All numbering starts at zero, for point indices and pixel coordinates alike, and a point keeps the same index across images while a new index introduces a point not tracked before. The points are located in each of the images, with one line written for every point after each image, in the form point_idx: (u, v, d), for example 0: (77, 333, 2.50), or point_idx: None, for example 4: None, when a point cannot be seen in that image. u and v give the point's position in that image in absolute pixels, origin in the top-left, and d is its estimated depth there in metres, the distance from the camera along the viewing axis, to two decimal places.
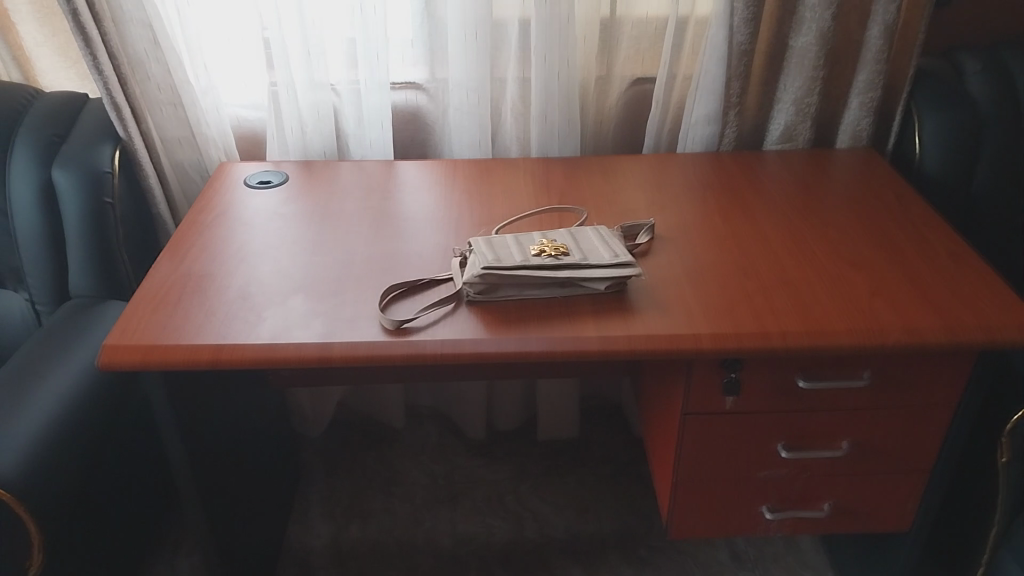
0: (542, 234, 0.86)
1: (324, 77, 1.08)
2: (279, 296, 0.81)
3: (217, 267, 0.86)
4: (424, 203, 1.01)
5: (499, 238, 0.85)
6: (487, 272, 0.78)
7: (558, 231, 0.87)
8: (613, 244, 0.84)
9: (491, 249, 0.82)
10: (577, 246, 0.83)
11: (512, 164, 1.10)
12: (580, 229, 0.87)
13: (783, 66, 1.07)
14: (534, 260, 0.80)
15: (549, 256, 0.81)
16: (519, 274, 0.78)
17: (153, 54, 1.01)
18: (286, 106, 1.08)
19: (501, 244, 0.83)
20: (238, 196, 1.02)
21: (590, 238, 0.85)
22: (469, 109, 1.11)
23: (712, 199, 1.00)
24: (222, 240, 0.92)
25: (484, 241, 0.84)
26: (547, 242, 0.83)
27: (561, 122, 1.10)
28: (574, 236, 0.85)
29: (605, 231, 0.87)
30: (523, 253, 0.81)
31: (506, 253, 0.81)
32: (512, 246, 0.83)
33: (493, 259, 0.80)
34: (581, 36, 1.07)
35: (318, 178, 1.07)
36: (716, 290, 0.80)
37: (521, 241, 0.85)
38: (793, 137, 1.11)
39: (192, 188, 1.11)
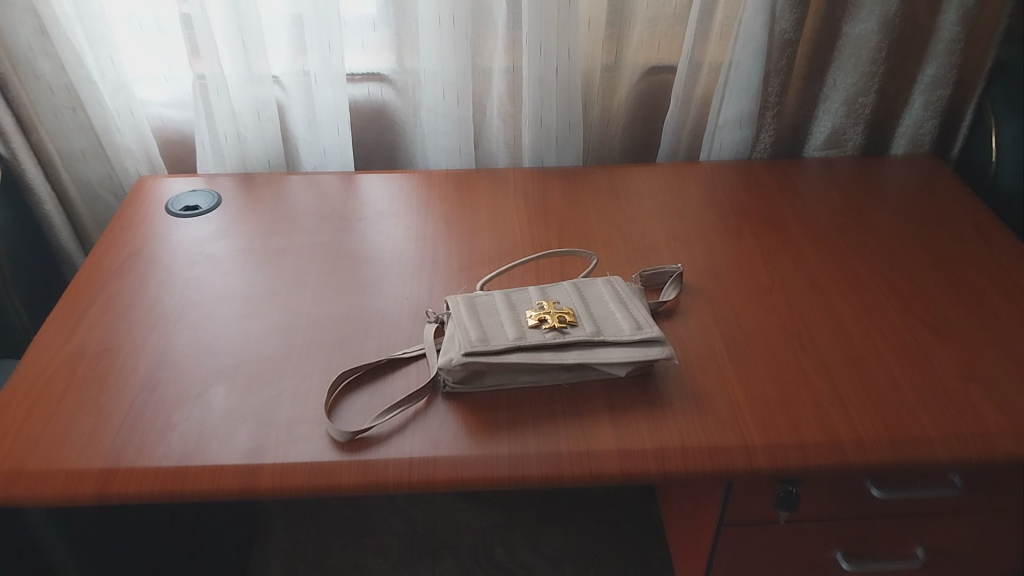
0: (541, 292, 0.67)
1: (265, 67, 0.86)
2: (197, 387, 0.62)
3: (120, 338, 0.67)
4: (395, 233, 0.81)
5: (486, 302, 0.66)
6: (470, 358, 0.59)
7: (562, 288, 0.67)
8: (634, 308, 0.64)
9: (475, 321, 0.63)
10: (587, 312, 0.64)
11: (499, 175, 0.90)
12: (589, 284, 0.68)
13: (833, 56, 0.87)
14: (534, 336, 0.61)
15: (552, 331, 0.61)
16: (512, 359, 0.59)
17: (38, 45, 0.79)
18: (217, 101, 0.86)
19: (488, 312, 0.64)
20: (166, 225, 0.82)
21: (603, 299, 0.66)
22: (445, 110, 0.89)
23: (746, 225, 0.81)
24: (138, 292, 0.72)
25: (466, 306, 0.65)
26: (548, 308, 0.64)
27: (559, 125, 0.89)
28: (583, 297, 0.66)
29: (623, 287, 0.68)
30: (518, 326, 0.62)
31: (495, 327, 0.62)
32: (503, 314, 0.64)
33: (478, 336, 0.60)
34: (585, 18, 0.86)
35: (260, 198, 0.87)
36: (765, 369, 0.62)
37: (514, 305, 0.65)
38: (841, 143, 0.92)
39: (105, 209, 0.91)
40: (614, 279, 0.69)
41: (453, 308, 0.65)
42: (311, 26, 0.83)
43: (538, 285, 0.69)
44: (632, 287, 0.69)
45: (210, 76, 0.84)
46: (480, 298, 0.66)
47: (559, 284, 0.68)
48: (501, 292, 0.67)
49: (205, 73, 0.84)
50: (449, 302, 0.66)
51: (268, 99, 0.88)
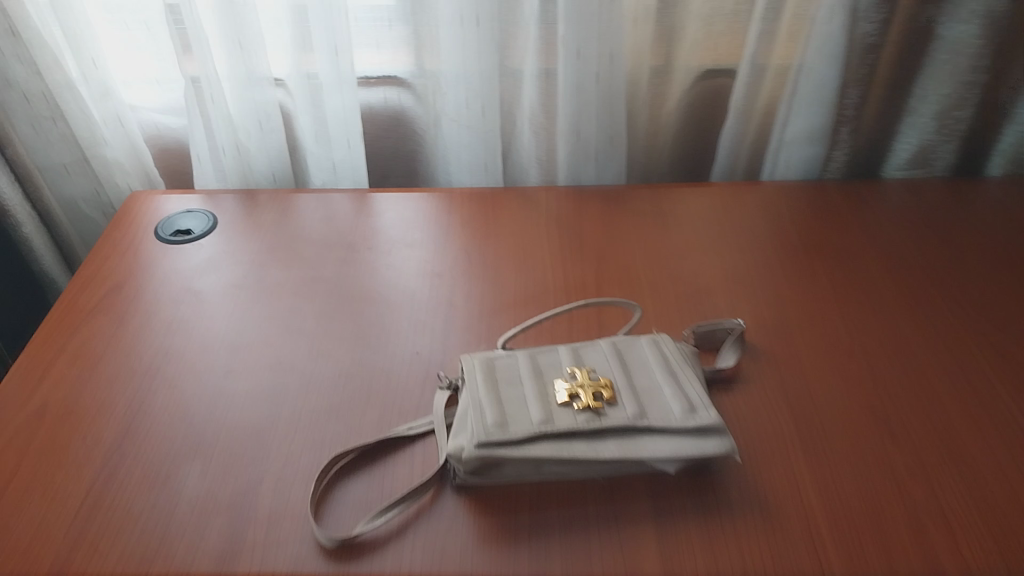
0: (574, 357, 0.57)
1: (265, 69, 0.76)
2: (171, 467, 0.53)
3: (89, 396, 0.58)
4: (412, 265, 0.69)
5: (508, 369, 0.55)
6: (487, 451, 0.49)
7: (598, 351, 0.57)
8: (685, 383, 0.54)
9: (495, 396, 0.52)
10: (629, 387, 0.54)
11: (529, 195, 0.79)
12: (631, 346, 0.57)
13: (924, 62, 0.73)
14: (564, 420, 0.51)
15: (586, 413, 0.51)
16: (537, 451, 0.49)
17: (9, 49, 0.69)
18: (213, 107, 0.76)
19: (510, 383, 0.54)
20: (152, 252, 0.72)
21: (648, 368, 0.55)
22: (468, 120, 0.78)
23: (814, 258, 0.69)
24: (114, 336, 0.63)
25: (484, 373, 0.55)
26: (581, 380, 0.54)
27: (599, 138, 0.78)
28: (623, 365, 0.56)
29: (671, 351, 0.57)
30: (545, 404, 0.52)
31: (518, 405, 0.52)
32: (527, 387, 0.53)
33: (497, 420, 0.50)
34: (630, 16, 0.74)
35: (260, 218, 0.77)
36: (842, 461, 0.52)
37: (541, 374, 0.55)
38: (929, 162, 0.79)
39: (93, 228, 0.82)
40: (661, 340, 0.58)
41: (468, 375, 0.55)
42: (315, 23, 0.72)
43: (570, 345, 0.58)
44: (682, 350, 0.58)
45: (203, 79, 0.74)
46: (501, 362, 0.56)
47: (595, 345, 0.58)
48: (526, 355, 0.57)
49: (198, 75, 0.74)
50: (464, 365, 0.56)
51: (270, 105, 0.78)
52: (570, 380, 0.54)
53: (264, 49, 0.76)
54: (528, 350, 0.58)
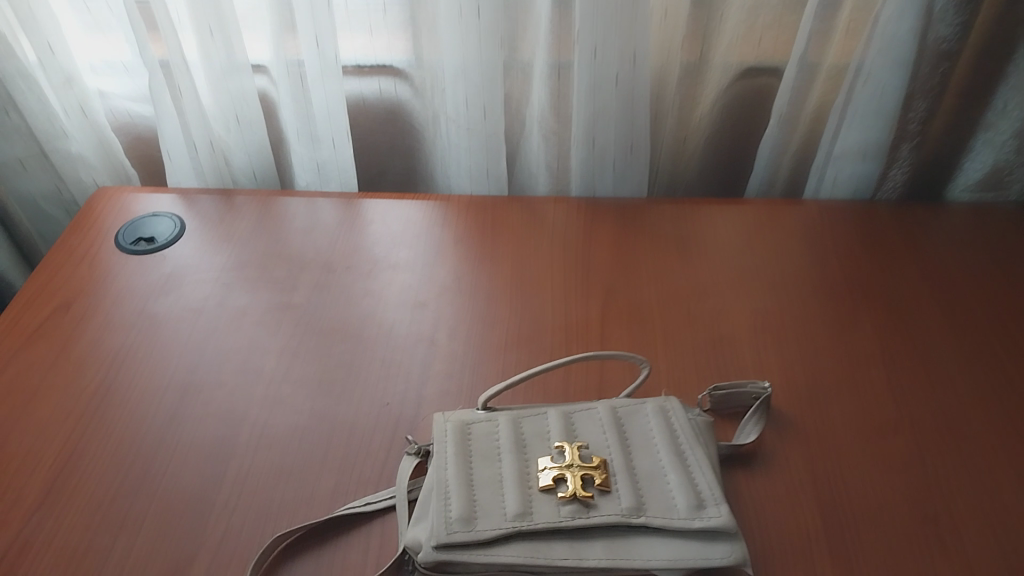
0: (565, 424, 0.48)
1: (243, 55, 0.67)
2: (95, 538, 0.46)
3: (16, 442, 0.51)
4: (394, 292, 0.61)
5: (485, 436, 0.47)
6: (447, 554, 0.41)
7: (594, 419, 0.48)
8: (695, 470, 0.45)
9: (465, 476, 0.44)
10: (626, 471, 0.45)
11: (536, 206, 0.70)
12: (634, 414, 0.49)
13: (1009, 70, 0.61)
14: (543, 514, 0.42)
15: (572, 505, 0.43)
16: (509, 554, 0.41)
17: None
18: (184, 92, 0.67)
19: (485, 457, 0.46)
20: (110, 263, 0.64)
21: (652, 447, 0.47)
22: (468, 121, 0.69)
23: (860, 297, 0.60)
24: (54, 366, 0.56)
25: (456, 442, 0.46)
26: (570, 457, 0.45)
27: (618, 146, 0.68)
28: (622, 440, 0.47)
29: (681, 424, 0.48)
30: (524, 490, 0.44)
31: (490, 489, 0.43)
32: (505, 464, 0.45)
33: (463, 512, 0.42)
34: (660, 6, 0.64)
35: (233, 222, 0.68)
36: (877, 562, 0.44)
37: (524, 446, 0.47)
38: (1003, 185, 0.68)
39: (51, 227, 0.77)
40: (671, 408, 0.49)
41: (438, 443, 0.47)
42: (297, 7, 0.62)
43: (562, 406, 0.50)
44: (696, 421, 0.49)
45: (173, 66, 0.65)
46: (477, 427, 0.48)
47: (591, 408, 0.49)
48: (509, 417, 0.48)
49: (168, 58, 0.65)
50: (435, 428, 0.48)
51: (247, 95, 0.69)
52: (558, 457, 0.46)
53: (240, 31, 0.67)
54: (512, 411, 0.49)
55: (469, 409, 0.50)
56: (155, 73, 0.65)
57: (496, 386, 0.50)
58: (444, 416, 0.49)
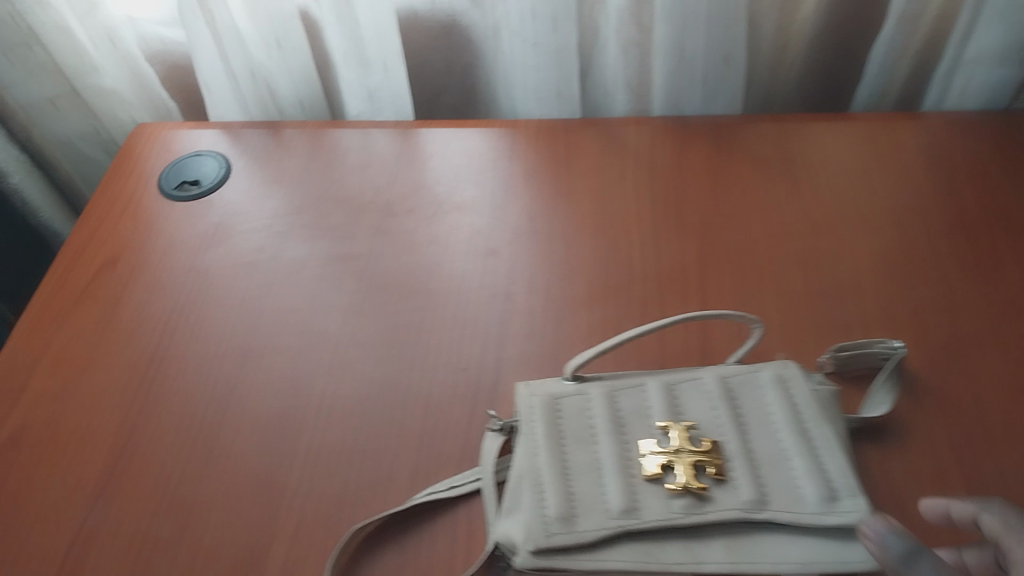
0: (668, 399, 0.42)
1: None
2: (159, 529, 0.42)
3: (70, 420, 0.47)
4: (461, 238, 0.55)
5: (577, 414, 0.42)
6: (546, 558, 0.37)
7: (702, 392, 0.43)
8: (823, 455, 0.40)
9: (559, 465, 0.39)
10: (743, 455, 0.40)
11: (615, 129, 0.62)
12: (748, 386, 0.43)
13: None
14: (652, 510, 0.37)
15: (684, 499, 0.38)
16: (617, 561, 0.36)
17: None
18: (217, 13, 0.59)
19: (579, 440, 0.40)
20: (154, 212, 0.59)
21: (771, 426, 0.41)
22: (535, 36, 0.59)
23: (1002, 227, 0.53)
24: (102, 332, 0.51)
25: (545, 422, 0.41)
26: (676, 439, 0.40)
27: (711, 58, 0.59)
28: (736, 418, 0.42)
29: (804, 397, 0.43)
30: (627, 479, 0.39)
31: (589, 481, 0.39)
32: (603, 448, 0.40)
33: (562, 510, 0.37)
34: None
35: (282, 161, 0.62)
36: None
37: (623, 425, 0.41)
38: None
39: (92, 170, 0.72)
40: (791, 379, 0.43)
41: (525, 423, 0.41)
42: None
43: (664, 375, 0.44)
44: (821, 392, 0.43)
45: None
46: (568, 402, 0.42)
47: (698, 378, 0.43)
48: (603, 390, 0.42)
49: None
50: (520, 405, 0.42)
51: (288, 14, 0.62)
52: (663, 440, 0.40)
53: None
54: (606, 383, 0.43)
55: (556, 380, 0.44)
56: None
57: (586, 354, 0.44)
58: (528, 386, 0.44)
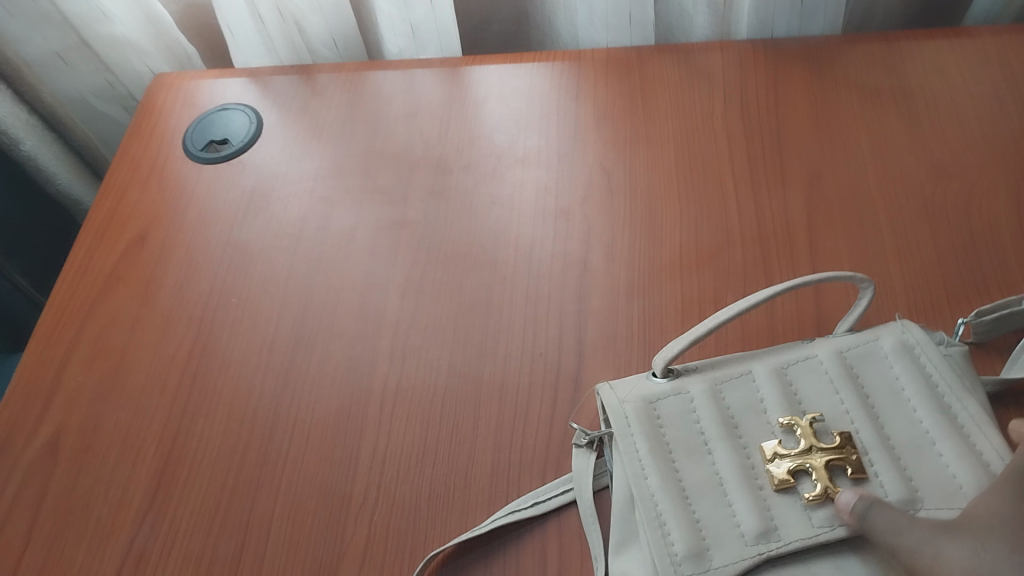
0: (783, 388, 0.36)
1: None
2: (217, 547, 0.38)
3: (109, 424, 0.43)
4: (527, 198, 0.49)
5: (680, 417, 0.35)
6: None
7: (819, 373, 0.36)
8: (972, 432, 0.34)
9: (675, 487, 0.33)
10: (881, 444, 0.34)
11: (695, 59, 0.54)
12: (870, 360, 0.37)
13: None
14: (793, 528, 0.32)
15: (828, 509, 0.32)
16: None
17: None
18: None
19: (689, 450, 0.34)
20: (181, 178, 0.53)
21: (906, 405, 0.35)
22: None
23: None
24: (136, 322, 0.46)
25: (646, 432, 0.35)
26: (805, 437, 0.34)
27: None
28: (865, 401, 0.36)
29: (939, 367, 0.36)
30: (756, 493, 0.33)
31: (712, 501, 0.33)
32: (720, 458, 0.34)
33: (690, 545, 0.32)
34: None
35: (319, 113, 0.55)
36: None
37: (736, 427, 0.35)
38: None
39: (111, 129, 0.66)
40: (919, 347, 0.37)
41: (621, 435, 0.35)
42: None
43: (771, 356, 0.37)
44: (953, 356, 0.37)
45: None
46: (666, 402, 0.36)
47: (811, 358, 0.37)
48: (705, 384, 0.36)
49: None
50: (611, 416, 0.36)
51: None
52: (788, 439, 0.34)
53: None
54: (705, 374, 0.37)
55: (644, 379, 0.38)
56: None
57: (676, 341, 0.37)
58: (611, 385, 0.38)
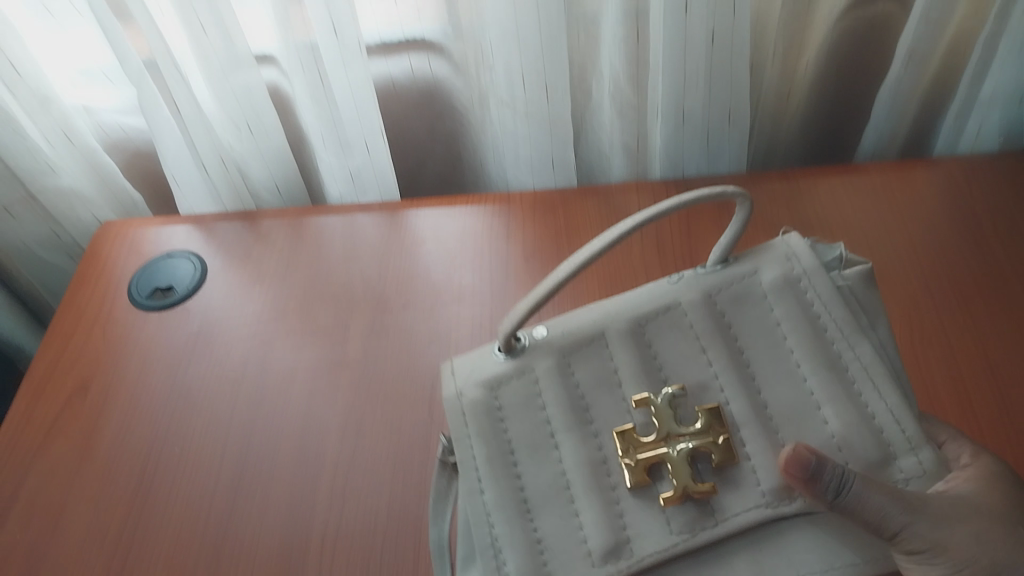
0: (641, 351, 0.35)
1: (248, 42, 0.55)
2: None
3: None
4: (462, 334, 0.51)
5: (521, 403, 0.35)
6: None
7: (684, 328, 0.35)
8: (864, 390, 0.33)
9: (513, 496, 0.33)
10: (755, 415, 0.33)
11: (616, 198, 0.58)
12: (744, 303, 0.36)
13: None
14: (648, 538, 0.31)
15: (688, 515, 0.31)
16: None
17: None
18: (178, 96, 0.56)
19: (532, 449, 0.34)
20: (126, 325, 0.54)
21: (785, 350, 0.35)
22: (526, 106, 0.56)
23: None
24: (76, 475, 0.47)
25: (482, 432, 0.34)
26: (661, 433, 0.32)
27: (713, 118, 0.56)
28: (734, 352, 0.35)
29: (826, 300, 0.35)
30: (606, 495, 0.32)
31: (555, 516, 0.33)
32: (565, 455, 0.34)
33: (526, 565, 0.32)
34: None
35: (262, 258, 0.57)
36: None
37: (585, 410, 0.34)
38: None
39: (54, 276, 0.67)
40: (804, 277, 0.36)
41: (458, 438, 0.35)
42: None
43: (629, 309, 0.36)
44: (851, 284, 0.36)
45: (160, 63, 0.54)
46: (506, 391, 0.35)
47: (675, 308, 0.36)
48: (550, 361, 0.35)
49: (152, 56, 0.53)
50: (449, 415, 0.35)
51: (256, 97, 0.57)
52: (647, 426, 0.33)
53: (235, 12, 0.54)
54: (553, 346, 0.36)
55: (488, 355, 0.36)
56: (140, 74, 0.54)
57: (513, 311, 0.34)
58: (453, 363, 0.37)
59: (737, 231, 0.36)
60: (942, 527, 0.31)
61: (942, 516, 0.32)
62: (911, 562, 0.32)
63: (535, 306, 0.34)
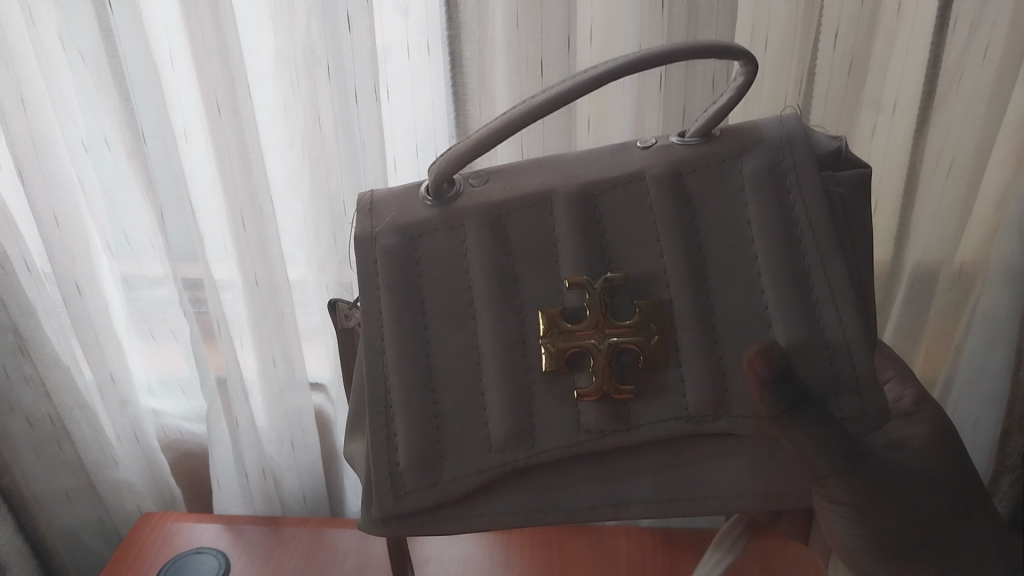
0: (593, 221, 0.40)
1: (305, 370, 0.65)
2: None
3: None
4: None
5: (442, 258, 0.41)
6: (392, 526, 0.41)
7: (643, 205, 0.40)
8: (822, 308, 0.39)
9: (419, 368, 0.40)
10: (694, 315, 0.39)
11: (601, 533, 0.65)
12: (716, 180, 0.40)
13: None
14: (562, 431, 0.40)
15: (599, 408, 0.39)
16: (503, 504, 0.40)
17: (15, 370, 0.61)
18: (239, 414, 0.65)
19: (451, 318, 0.41)
20: None
21: (744, 236, 0.40)
22: None
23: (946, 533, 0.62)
24: None
25: (389, 279, 0.41)
26: (586, 321, 0.39)
27: None
28: (690, 239, 0.40)
29: (808, 200, 0.39)
30: (522, 391, 0.40)
31: (455, 393, 0.40)
32: (484, 340, 0.40)
33: (417, 460, 0.40)
34: None
35: (281, 562, 0.63)
36: None
37: (515, 284, 0.40)
38: None
39: (88, 559, 0.74)
40: (792, 169, 0.39)
41: (366, 284, 0.41)
42: None
43: (589, 175, 0.40)
44: (843, 188, 0.40)
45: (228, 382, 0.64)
46: (426, 241, 0.41)
47: (638, 180, 0.40)
48: (483, 218, 0.40)
49: (225, 374, 0.64)
50: (360, 257, 0.41)
51: (304, 417, 0.67)
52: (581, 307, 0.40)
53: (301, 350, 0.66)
54: (487, 201, 0.41)
55: (413, 201, 0.42)
56: (212, 390, 0.64)
57: (455, 152, 0.39)
58: (373, 197, 0.42)
59: (723, 111, 0.40)
60: (877, 485, 0.42)
61: (875, 480, 0.42)
62: (826, 501, 0.41)
63: (486, 145, 0.38)
